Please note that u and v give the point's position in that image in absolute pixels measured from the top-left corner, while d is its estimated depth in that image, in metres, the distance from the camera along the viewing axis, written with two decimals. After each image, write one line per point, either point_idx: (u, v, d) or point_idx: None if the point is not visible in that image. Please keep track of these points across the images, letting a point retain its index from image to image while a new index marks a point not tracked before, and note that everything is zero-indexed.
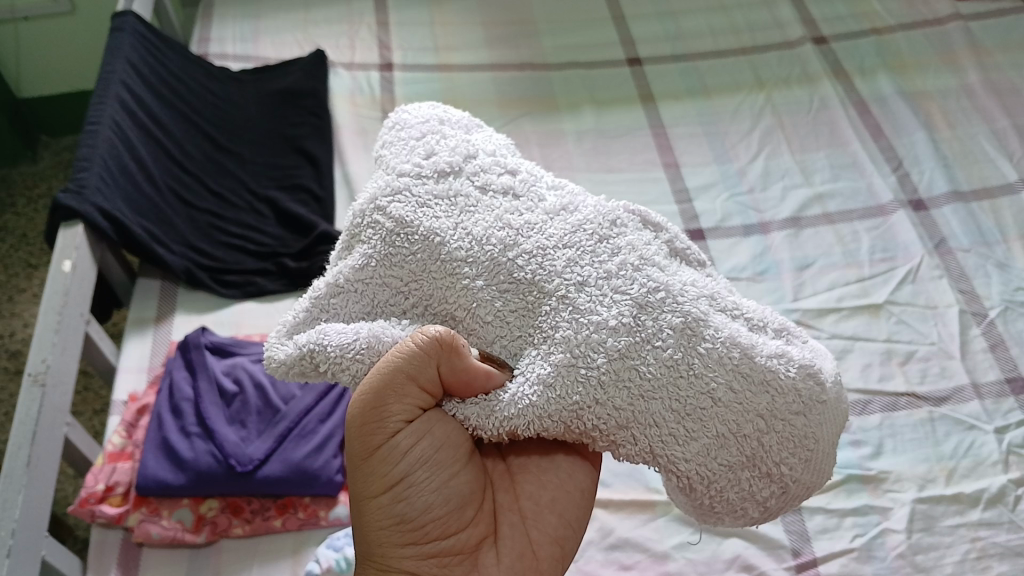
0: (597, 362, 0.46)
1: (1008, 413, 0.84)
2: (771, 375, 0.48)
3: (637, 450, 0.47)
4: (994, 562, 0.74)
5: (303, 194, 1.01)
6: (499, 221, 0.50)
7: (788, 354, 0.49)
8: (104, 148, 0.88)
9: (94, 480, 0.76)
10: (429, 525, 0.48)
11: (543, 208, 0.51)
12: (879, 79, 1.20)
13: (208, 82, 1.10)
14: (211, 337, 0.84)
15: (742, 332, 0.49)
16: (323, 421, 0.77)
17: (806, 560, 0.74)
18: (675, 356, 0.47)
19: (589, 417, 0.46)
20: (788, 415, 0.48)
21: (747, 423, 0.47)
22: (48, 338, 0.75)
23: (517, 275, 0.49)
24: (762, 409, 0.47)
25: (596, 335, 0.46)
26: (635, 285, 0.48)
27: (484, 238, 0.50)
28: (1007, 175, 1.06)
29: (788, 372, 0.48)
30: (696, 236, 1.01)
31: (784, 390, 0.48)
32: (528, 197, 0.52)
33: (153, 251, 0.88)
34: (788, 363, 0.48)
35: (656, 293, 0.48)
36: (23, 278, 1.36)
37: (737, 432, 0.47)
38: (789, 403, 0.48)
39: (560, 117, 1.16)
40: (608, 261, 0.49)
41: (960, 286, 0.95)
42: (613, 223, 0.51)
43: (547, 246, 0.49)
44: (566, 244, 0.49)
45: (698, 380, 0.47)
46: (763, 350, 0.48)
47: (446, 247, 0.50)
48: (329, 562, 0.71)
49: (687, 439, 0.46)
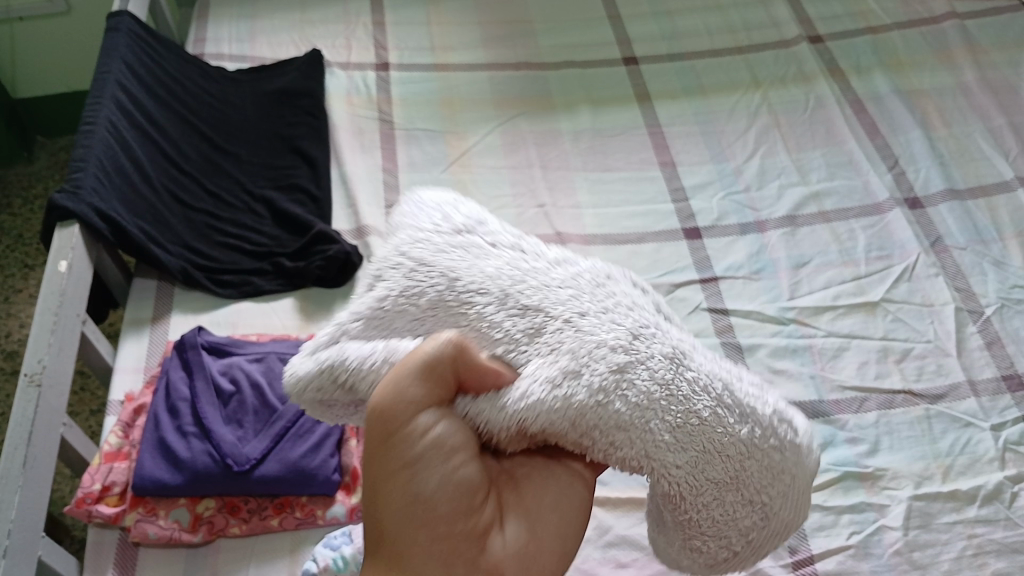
0: (599, 371, 0.45)
1: (1004, 410, 0.84)
2: (753, 410, 0.48)
3: (632, 458, 0.46)
4: (991, 558, 0.74)
5: (300, 194, 1.01)
6: (509, 263, 0.51)
7: (765, 397, 0.50)
8: (100, 148, 0.88)
9: (90, 479, 0.75)
10: (440, 508, 0.44)
11: (547, 255, 0.52)
12: (875, 77, 1.20)
13: (205, 83, 1.10)
14: (207, 337, 0.84)
15: (725, 373, 0.49)
16: (320, 420, 0.77)
17: (803, 557, 0.74)
18: (672, 373, 0.47)
19: (591, 419, 0.45)
20: (768, 447, 0.48)
21: (731, 445, 0.47)
22: (44, 338, 0.74)
23: (525, 301, 0.48)
24: (746, 436, 0.47)
25: (597, 349, 0.46)
26: (632, 318, 0.48)
27: (495, 274, 0.50)
28: (1003, 173, 1.06)
29: (767, 411, 0.49)
30: (693, 234, 1.01)
31: (765, 424, 0.48)
32: (532, 247, 0.52)
33: (148, 250, 0.88)
34: (766, 404, 0.49)
35: (649, 326, 0.48)
36: (20, 278, 1.35)
37: (723, 451, 0.47)
38: (769, 437, 0.48)
39: (556, 117, 1.16)
40: (607, 298, 0.49)
41: (957, 283, 0.95)
42: (608, 275, 0.52)
43: (552, 283, 0.49)
44: (568, 283, 0.50)
45: (689, 400, 0.46)
46: (744, 390, 0.49)
47: (461, 280, 0.50)
48: (327, 560, 0.69)
49: (679, 450, 0.46)
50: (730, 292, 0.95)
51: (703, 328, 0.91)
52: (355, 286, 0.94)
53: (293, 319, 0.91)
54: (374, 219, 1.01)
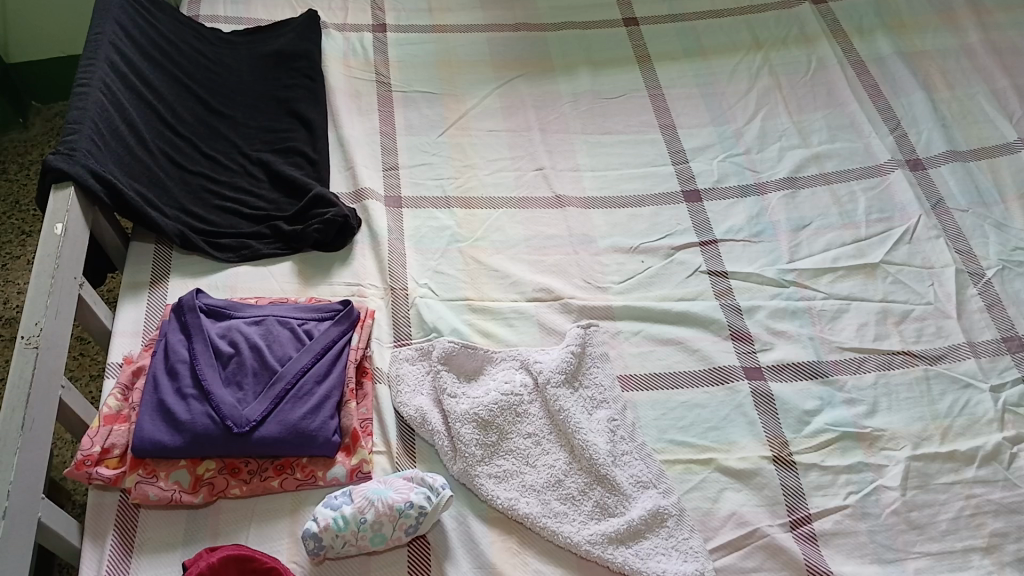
0: (501, 448, 0.77)
1: (1004, 372, 0.84)
2: (551, 362, 0.82)
3: (522, 405, 0.80)
4: (989, 518, 0.74)
5: (296, 157, 1.00)
6: (501, 491, 0.75)
7: (546, 360, 0.83)
8: (94, 110, 0.88)
9: (90, 441, 0.74)
10: None
11: (515, 494, 0.75)
12: (878, 38, 1.19)
13: (200, 45, 1.09)
14: (205, 300, 0.83)
15: (534, 361, 0.83)
16: (320, 382, 0.78)
17: (800, 516, 0.75)
18: (514, 397, 0.80)
19: (509, 443, 0.78)
20: (549, 371, 0.81)
21: (546, 387, 0.80)
22: (41, 300, 0.74)
23: (491, 487, 0.75)
24: (548, 369, 0.81)
25: (507, 453, 0.77)
26: (498, 388, 0.80)
27: (511, 504, 0.74)
28: (1006, 135, 1.06)
29: (556, 357, 0.83)
30: (693, 198, 1.01)
31: (555, 361, 0.82)
32: (514, 496, 0.75)
33: (144, 213, 0.87)
34: (555, 361, 0.82)
35: (506, 386, 0.80)
36: (17, 244, 1.34)
37: (544, 375, 0.81)
38: (558, 363, 0.82)
39: (556, 79, 1.14)
40: (484, 395, 0.80)
41: (958, 246, 0.95)
42: (508, 428, 0.78)
43: (505, 487, 0.75)
44: (516, 490, 0.75)
45: (519, 397, 0.80)
46: (543, 367, 0.82)
47: (477, 478, 0.75)
48: (327, 520, 0.68)
49: (527, 411, 0.79)
50: (730, 256, 0.95)
51: (702, 291, 0.91)
52: (354, 249, 0.94)
53: (291, 283, 0.90)
54: (372, 182, 1.00)
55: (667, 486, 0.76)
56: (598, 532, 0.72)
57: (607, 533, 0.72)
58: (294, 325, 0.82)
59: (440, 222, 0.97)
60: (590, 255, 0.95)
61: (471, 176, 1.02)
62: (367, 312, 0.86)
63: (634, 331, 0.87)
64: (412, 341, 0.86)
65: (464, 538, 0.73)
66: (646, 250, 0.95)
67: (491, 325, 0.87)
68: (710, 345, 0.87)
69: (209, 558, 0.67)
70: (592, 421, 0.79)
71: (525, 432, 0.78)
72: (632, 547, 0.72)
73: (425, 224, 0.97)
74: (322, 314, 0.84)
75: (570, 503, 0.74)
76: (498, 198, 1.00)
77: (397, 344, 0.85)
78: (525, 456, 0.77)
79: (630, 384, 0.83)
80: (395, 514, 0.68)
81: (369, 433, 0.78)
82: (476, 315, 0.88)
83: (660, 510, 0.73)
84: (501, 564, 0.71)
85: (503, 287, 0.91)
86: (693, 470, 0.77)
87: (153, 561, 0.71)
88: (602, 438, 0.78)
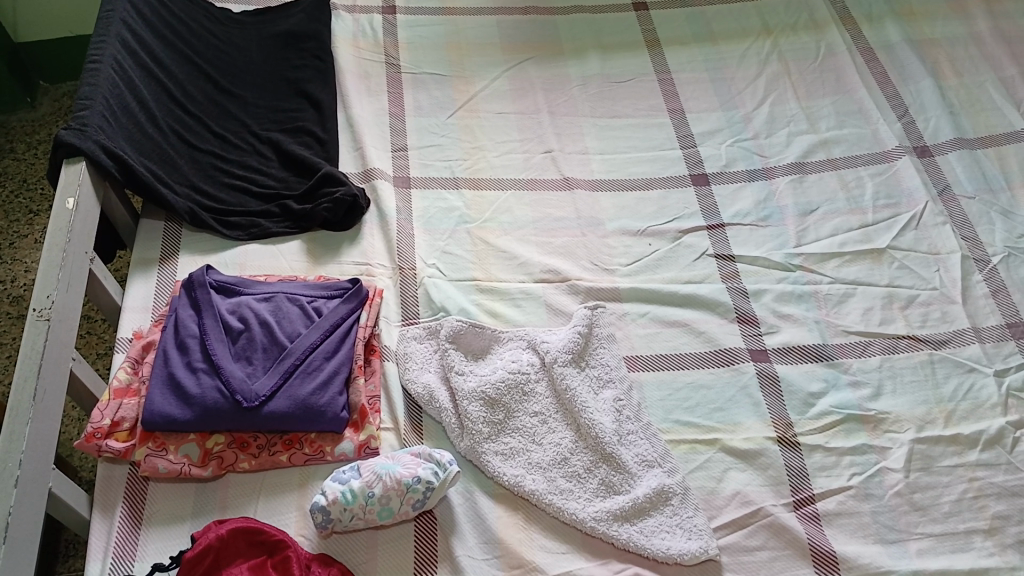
0: (507, 429, 0.78)
1: (1008, 357, 0.84)
2: (557, 343, 0.83)
3: (528, 384, 0.80)
4: (991, 501, 0.75)
5: (306, 137, 1.00)
6: (507, 468, 0.75)
7: (553, 341, 0.83)
8: (105, 88, 0.89)
9: (100, 414, 0.75)
10: None
11: (522, 471, 0.75)
12: (887, 26, 1.19)
13: (210, 24, 1.09)
14: (215, 276, 0.84)
15: (541, 341, 0.83)
16: (328, 358, 0.78)
17: (804, 496, 0.75)
18: (521, 376, 0.80)
19: (516, 422, 0.78)
20: (555, 351, 0.82)
21: (553, 367, 0.81)
22: (53, 274, 0.75)
23: (498, 465, 0.75)
24: (555, 349, 0.82)
25: (513, 432, 0.78)
26: (505, 368, 0.81)
27: (517, 481, 0.74)
28: (1013, 123, 1.06)
29: (563, 338, 0.83)
30: (701, 181, 1.01)
31: (562, 342, 0.83)
32: (520, 474, 0.75)
33: (155, 189, 0.88)
34: (562, 341, 0.83)
35: (513, 366, 0.81)
36: (25, 224, 1.34)
37: (550, 356, 0.81)
38: (565, 343, 0.82)
39: (565, 62, 1.15)
40: (492, 373, 0.80)
41: (963, 232, 0.95)
42: (516, 407, 0.79)
43: (512, 464, 0.76)
44: (522, 468, 0.75)
45: (526, 377, 0.80)
46: (550, 347, 0.82)
47: (484, 456, 0.76)
48: (335, 493, 0.68)
49: (535, 391, 0.80)
50: (737, 239, 0.95)
51: (709, 274, 0.92)
52: (363, 229, 0.94)
53: (301, 261, 0.91)
54: (381, 162, 1.00)
55: (671, 465, 0.76)
56: (602, 510, 0.73)
57: (611, 510, 0.73)
58: (303, 303, 0.83)
59: (449, 203, 0.97)
60: (598, 237, 0.95)
61: (479, 158, 1.03)
62: (375, 290, 0.87)
63: (641, 312, 0.88)
64: (420, 320, 0.86)
65: (470, 513, 0.73)
66: (654, 233, 0.96)
67: (498, 305, 0.88)
68: (716, 328, 0.87)
69: (218, 530, 0.68)
70: (598, 400, 0.80)
71: (534, 410, 0.79)
72: (637, 525, 0.73)
73: (434, 205, 0.97)
74: (332, 292, 0.85)
75: (575, 481, 0.75)
76: (506, 179, 1.01)
77: (405, 323, 0.86)
78: (532, 434, 0.78)
79: (637, 365, 0.84)
80: (403, 489, 0.69)
81: (377, 409, 0.79)
82: (484, 295, 0.89)
83: (665, 489, 0.74)
84: (507, 539, 0.72)
85: (511, 268, 0.92)
86: (698, 450, 0.78)
87: (162, 533, 0.72)
88: (609, 420, 0.78)
